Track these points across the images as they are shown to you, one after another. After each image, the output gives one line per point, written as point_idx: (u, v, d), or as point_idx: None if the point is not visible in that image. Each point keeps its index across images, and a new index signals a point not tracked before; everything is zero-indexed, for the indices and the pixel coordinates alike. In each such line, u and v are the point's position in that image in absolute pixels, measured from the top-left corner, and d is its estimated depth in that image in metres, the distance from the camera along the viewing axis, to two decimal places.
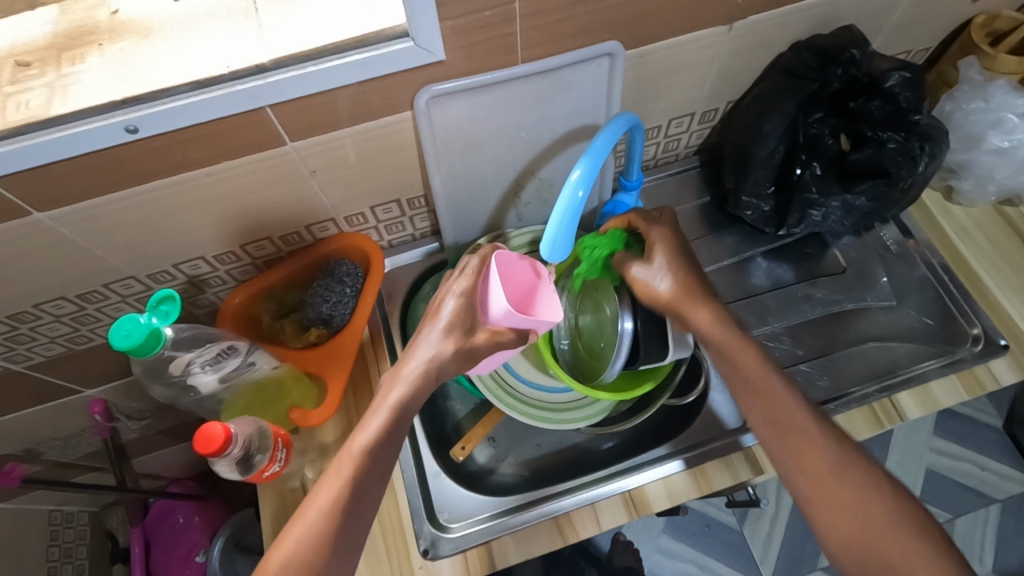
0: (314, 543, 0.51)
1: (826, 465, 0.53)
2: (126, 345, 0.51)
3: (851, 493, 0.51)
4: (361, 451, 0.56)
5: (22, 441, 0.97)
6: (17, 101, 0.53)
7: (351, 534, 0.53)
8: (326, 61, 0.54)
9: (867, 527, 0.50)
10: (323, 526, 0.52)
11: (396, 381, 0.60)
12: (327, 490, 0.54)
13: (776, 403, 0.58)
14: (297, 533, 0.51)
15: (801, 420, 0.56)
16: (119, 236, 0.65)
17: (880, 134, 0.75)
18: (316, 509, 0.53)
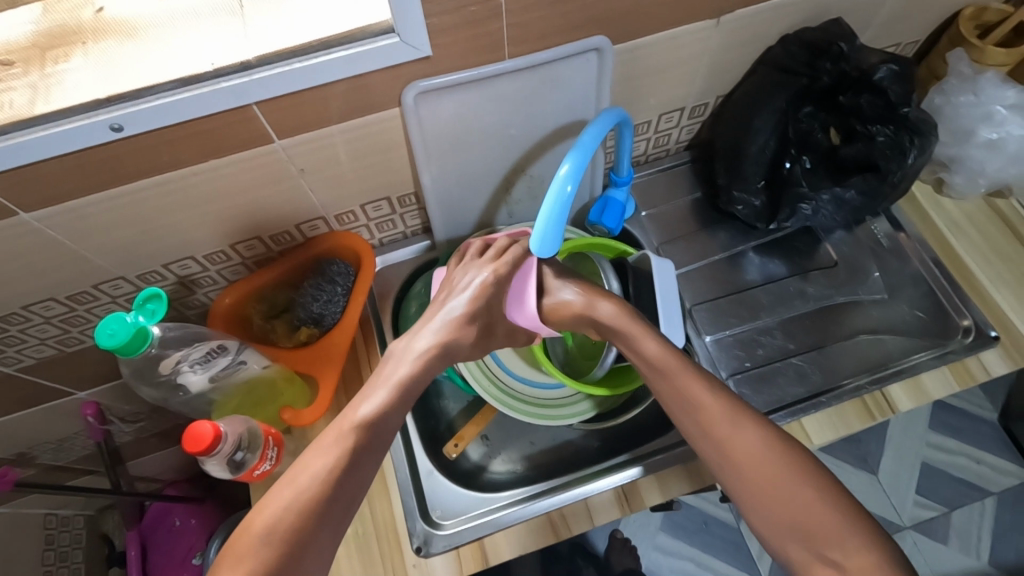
0: (306, 507, 0.50)
1: (751, 454, 0.54)
2: (113, 345, 0.51)
3: (777, 478, 0.52)
4: (363, 421, 0.56)
5: (14, 445, 0.96)
6: (1, 101, 0.53)
7: (342, 501, 0.52)
8: (311, 58, 0.54)
9: (795, 507, 0.51)
10: (316, 490, 0.50)
11: (408, 357, 0.63)
12: (323, 454, 0.53)
13: (700, 404, 0.58)
14: (289, 494, 0.50)
15: (719, 413, 0.57)
16: (107, 236, 0.65)
17: (870, 127, 0.76)
18: (310, 472, 0.52)
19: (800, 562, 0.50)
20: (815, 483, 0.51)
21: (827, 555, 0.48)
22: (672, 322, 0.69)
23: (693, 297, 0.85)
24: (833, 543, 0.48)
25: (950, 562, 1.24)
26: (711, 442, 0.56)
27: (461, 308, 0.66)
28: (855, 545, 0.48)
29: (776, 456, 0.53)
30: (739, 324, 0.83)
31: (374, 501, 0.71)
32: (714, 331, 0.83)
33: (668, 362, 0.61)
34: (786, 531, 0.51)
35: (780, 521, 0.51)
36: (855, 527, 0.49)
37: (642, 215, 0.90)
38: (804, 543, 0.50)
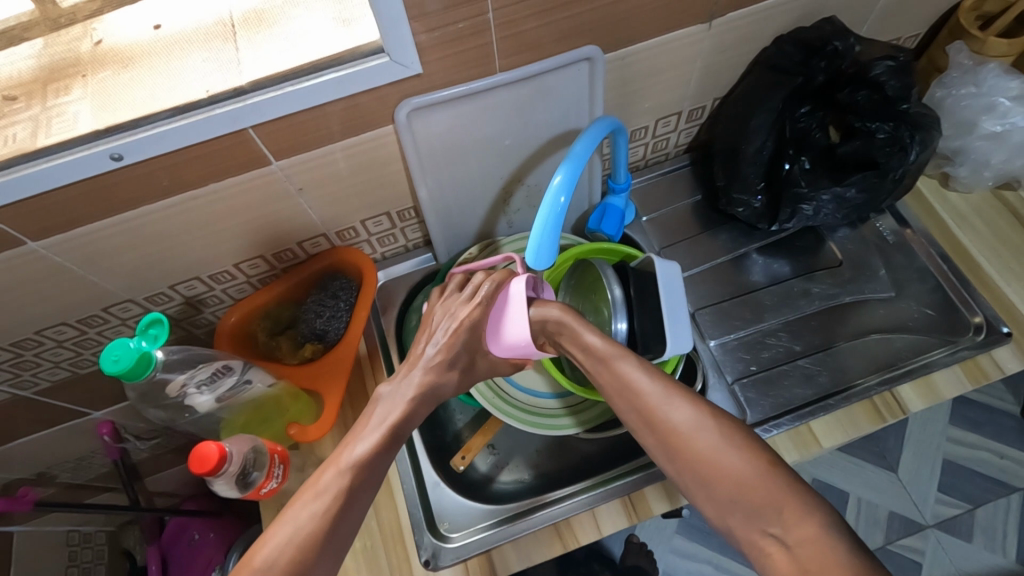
0: (306, 543, 0.50)
1: (697, 440, 0.53)
2: (116, 371, 0.51)
3: (719, 461, 0.51)
4: (358, 462, 0.56)
5: (34, 465, 0.99)
6: (4, 135, 0.54)
7: (340, 535, 0.52)
8: (303, 80, 0.55)
9: (732, 483, 0.50)
10: (314, 527, 0.51)
11: (397, 399, 0.62)
12: (319, 488, 0.54)
13: (642, 395, 0.57)
14: (290, 528, 0.50)
15: (652, 389, 0.57)
16: (113, 260, 0.66)
17: (869, 124, 0.74)
18: (309, 511, 0.52)
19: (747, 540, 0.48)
20: (748, 454, 0.51)
21: (771, 530, 0.47)
22: (677, 324, 0.68)
23: (698, 300, 0.85)
24: (773, 517, 0.47)
25: (975, 560, 1.22)
26: (658, 431, 0.56)
27: (432, 351, 0.65)
28: (794, 518, 0.46)
29: (707, 429, 0.53)
30: (744, 327, 0.83)
31: (381, 512, 0.72)
32: (718, 335, 0.82)
33: (614, 352, 0.60)
34: (733, 510, 0.49)
35: (726, 498, 0.50)
36: (796, 498, 0.47)
37: (643, 220, 0.90)
38: (749, 518, 0.48)
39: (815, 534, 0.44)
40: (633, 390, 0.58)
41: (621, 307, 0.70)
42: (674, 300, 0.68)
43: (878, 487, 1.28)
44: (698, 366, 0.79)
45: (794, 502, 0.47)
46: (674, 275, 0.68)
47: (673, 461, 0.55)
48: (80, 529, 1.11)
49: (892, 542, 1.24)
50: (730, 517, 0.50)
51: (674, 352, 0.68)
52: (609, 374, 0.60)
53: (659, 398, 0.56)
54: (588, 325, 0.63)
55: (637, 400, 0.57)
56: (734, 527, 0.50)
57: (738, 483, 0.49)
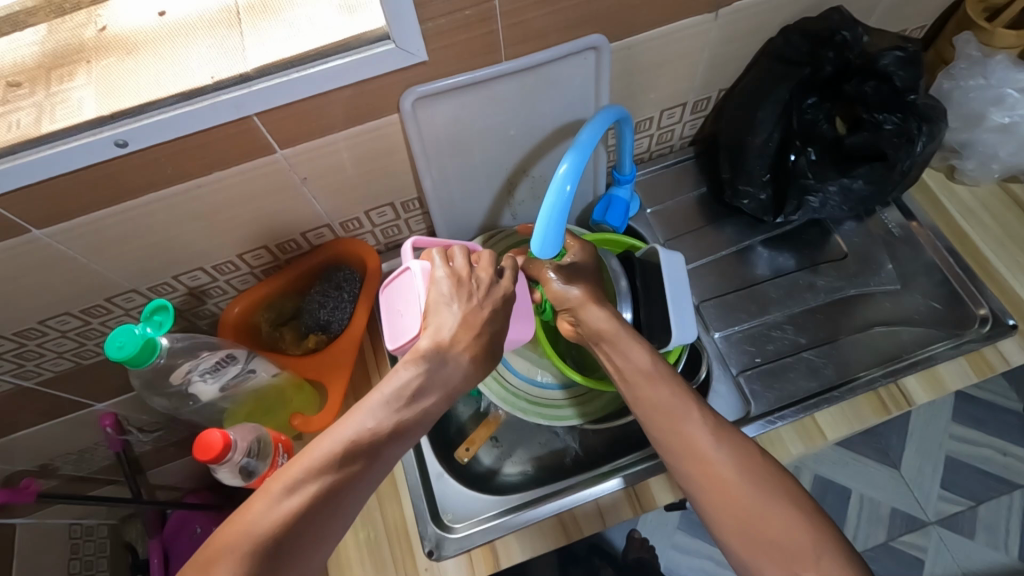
0: (300, 522, 0.44)
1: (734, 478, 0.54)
2: (121, 357, 0.51)
3: (759, 502, 0.52)
4: (370, 437, 0.48)
5: (36, 457, 0.99)
6: (8, 121, 0.54)
7: (337, 519, 0.46)
8: (308, 67, 0.55)
9: (775, 525, 0.51)
10: (312, 504, 0.45)
11: (434, 377, 0.53)
12: (322, 457, 0.46)
13: (680, 421, 0.58)
14: (290, 498, 0.45)
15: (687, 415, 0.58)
16: (116, 250, 0.66)
17: (876, 115, 0.74)
18: (310, 479, 0.46)
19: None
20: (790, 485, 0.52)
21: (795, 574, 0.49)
22: (682, 318, 0.67)
23: (702, 293, 0.85)
24: (812, 562, 0.48)
25: (978, 557, 1.21)
26: (692, 459, 0.56)
27: (460, 312, 0.57)
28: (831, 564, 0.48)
29: (748, 471, 0.54)
30: (748, 320, 0.82)
31: (386, 504, 0.72)
32: (723, 328, 0.82)
33: (659, 374, 0.61)
34: (766, 551, 0.50)
35: (760, 539, 0.51)
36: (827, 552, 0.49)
37: (647, 212, 0.90)
38: (782, 560, 0.49)
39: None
40: (675, 416, 0.58)
41: (627, 297, 0.73)
42: (680, 291, 0.68)
43: (880, 484, 1.28)
44: (703, 357, 0.79)
45: (833, 551, 0.49)
46: (677, 265, 0.68)
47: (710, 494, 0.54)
48: (82, 521, 1.15)
49: (894, 539, 1.24)
50: (761, 558, 0.50)
51: (679, 342, 0.67)
52: (648, 393, 0.61)
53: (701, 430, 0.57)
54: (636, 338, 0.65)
55: (677, 425, 0.58)
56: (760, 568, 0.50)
57: (783, 526, 0.50)
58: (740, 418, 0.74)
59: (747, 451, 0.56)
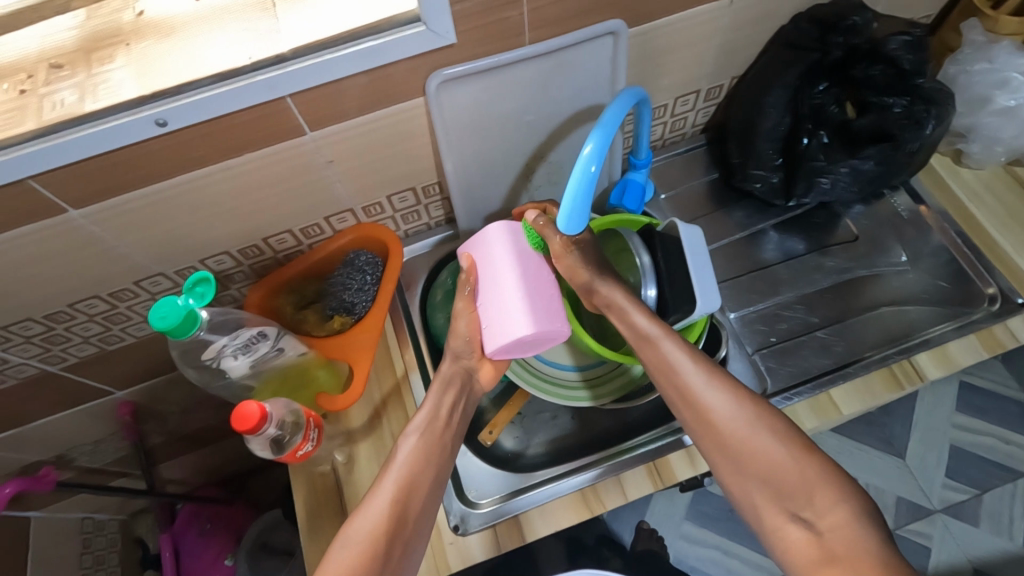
0: (377, 531, 0.57)
1: (732, 424, 0.59)
2: (164, 327, 0.53)
3: (753, 443, 0.58)
4: (410, 459, 0.63)
5: (55, 446, 0.99)
6: (51, 101, 0.56)
7: (405, 525, 0.60)
8: (340, 48, 0.57)
9: (771, 461, 0.56)
10: (385, 514, 0.59)
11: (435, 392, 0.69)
12: (383, 495, 0.60)
13: (680, 373, 0.62)
14: (359, 526, 0.58)
15: (687, 371, 0.62)
16: (148, 231, 0.68)
17: (885, 99, 0.76)
18: (379, 504, 0.59)
19: (774, 525, 0.55)
20: (791, 440, 0.57)
21: (802, 515, 0.53)
22: (705, 287, 0.69)
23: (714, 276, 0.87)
24: (806, 503, 0.53)
25: (982, 544, 1.23)
26: (694, 409, 0.61)
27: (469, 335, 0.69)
28: (827, 504, 0.53)
29: (746, 407, 0.59)
30: (761, 300, 0.84)
31: None
32: (737, 309, 0.84)
33: (657, 333, 0.65)
34: (762, 491, 0.56)
35: (755, 478, 0.57)
36: (826, 484, 0.54)
37: (661, 198, 0.92)
38: (780, 502, 0.55)
39: (845, 522, 0.51)
40: (673, 368, 0.63)
41: (650, 274, 0.75)
42: (700, 260, 0.70)
43: (885, 472, 1.30)
44: (721, 333, 0.80)
45: (829, 489, 0.53)
46: (697, 235, 0.71)
47: (716, 444, 0.59)
48: (95, 515, 1.15)
49: (900, 527, 1.25)
50: (759, 499, 0.56)
51: (701, 312, 0.69)
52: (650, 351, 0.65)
53: (696, 385, 0.61)
54: (636, 303, 0.68)
55: (673, 375, 0.63)
56: (761, 510, 0.56)
57: (775, 467, 0.56)
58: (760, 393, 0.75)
59: (741, 392, 0.61)
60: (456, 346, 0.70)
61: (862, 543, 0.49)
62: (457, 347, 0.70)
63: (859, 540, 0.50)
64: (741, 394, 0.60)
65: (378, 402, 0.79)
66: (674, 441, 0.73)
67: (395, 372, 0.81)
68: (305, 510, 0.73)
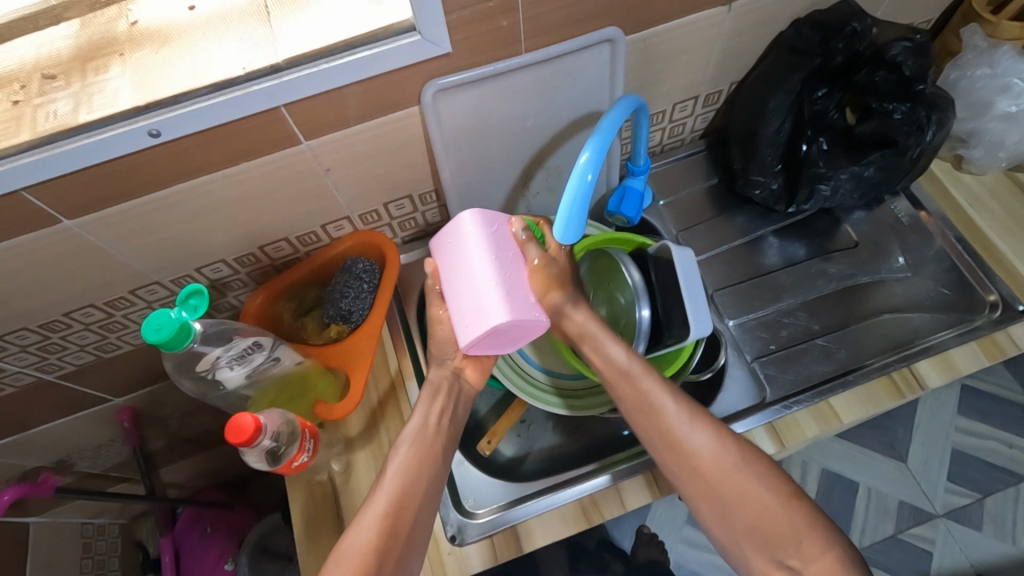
0: (372, 542, 0.57)
1: (717, 470, 0.59)
2: (158, 339, 0.53)
3: (736, 490, 0.58)
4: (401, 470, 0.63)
5: (54, 453, 0.99)
6: (45, 111, 0.55)
7: (402, 532, 0.60)
8: (336, 58, 0.56)
9: (755, 511, 0.56)
10: (378, 524, 0.59)
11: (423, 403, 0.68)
12: (376, 505, 0.60)
13: (661, 413, 0.62)
14: (353, 537, 0.58)
15: (669, 414, 0.62)
16: (144, 240, 0.67)
17: (885, 104, 0.75)
18: (372, 516, 0.59)
19: (759, 568, 0.56)
20: (777, 489, 0.57)
21: (787, 562, 0.54)
22: (698, 307, 0.69)
23: (714, 282, 0.86)
24: (792, 549, 0.54)
25: (984, 548, 1.22)
26: (675, 453, 0.61)
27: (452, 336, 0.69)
28: (815, 552, 0.53)
29: (729, 453, 0.59)
30: (762, 307, 0.84)
31: None
32: (737, 316, 0.83)
33: (635, 370, 0.65)
34: (748, 537, 0.57)
35: (739, 524, 0.57)
36: (813, 533, 0.54)
37: (660, 203, 0.91)
38: (765, 549, 0.56)
39: (833, 568, 0.52)
40: (655, 411, 0.62)
41: (642, 293, 0.75)
42: (693, 281, 0.70)
43: (887, 477, 1.29)
44: (720, 340, 0.80)
45: (816, 538, 0.54)
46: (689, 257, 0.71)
47: (699, 489, 0.59)
48: (94, 521, 1.15)
49: (902, 532, 1.25)
50: (744, 544, 0.57)
51: (696, 336, 0.69)
52: (630, 392, 0.64)
53: (679, 429, 0.61)
54: (614, 335, 0.68)
55: (655, 418, 0.62)
56: (747, 553, 0.57)
57: (759, 513, 0.56)
58: (754, 403, 0.75)
59: (725, 437, 0.60)
60: (438, 352, 0.70)
61: None
62: (442, 351, 0.69)
63: None
64: (723, 438, 0.60)
65: (376, 410, 0.79)
66: None
67: (393, 380, 0.80)
68: (303, 517, 0.72)
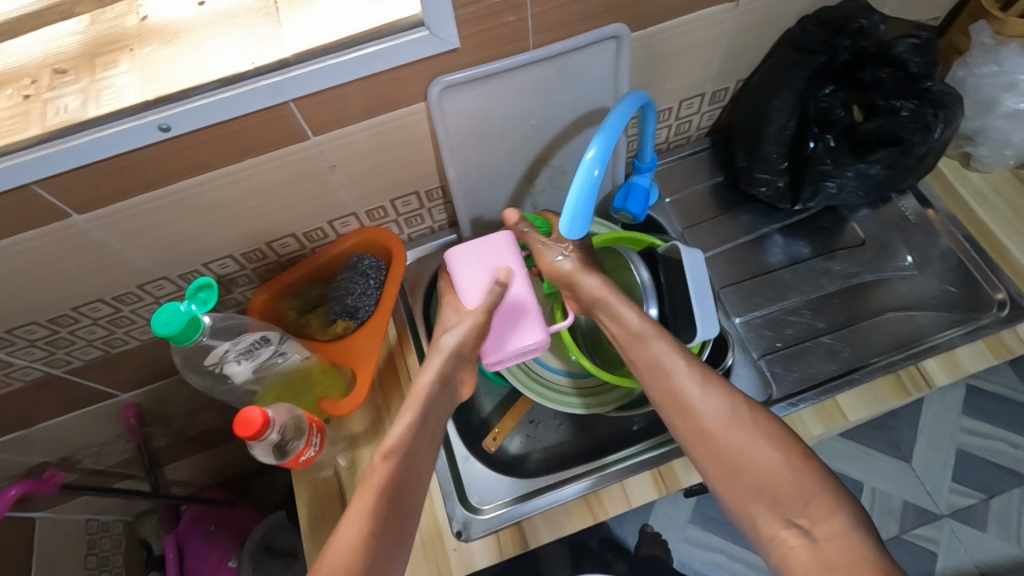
0: (358, 549, 0.53)
1: (725, 429, 0.57)
2: (167, 333, 0.53)
3: (744, 447, 0.56)
4: (388, 472, 0.59)
5: (60, 449, 1.00)
6: (55, 106, 0.56)
7: (390, 539, 0.55)
8: (343, 54, 0.56)
9: (761, 469, 0.55)
10: (363, 533, 0.54)
11: (414, 401, 0.64)
12: (363, 506, 0.56)
13: (671, 373, 0.62)
14: (344, 542, 0.54)
15: (678, 373, 0.61)
16: (151, 235, 0.68)
17: (893, 102, 0.76)
18: (358, 522, 0.55)
19: (767, 530, 0.53)
20: (787, 450, 0.55)
21: (796, 521, 0.52)
22: (707, 316, 0.70)
23: (719, 280, 0.86)
24: (801, 509, 0.52)
25: (989, 549, 1.22)
26: (682, 409, 0.60)
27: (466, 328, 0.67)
28: (822, 514, 0.51)
29: (738, 414, 0.58)
30: (766, 305, 0.84)
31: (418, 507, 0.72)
32: (742, 313, 0.84)
33: (648, 333, 0.65)
34: (754, 498, 0.54)
35: (746, 485, 0.55)
36: (824, 494, 0.52)
37: (666, 202, 0.91)
38: (774, 510, 0.53)
39: (840, 532, 0.50)
40: (666, 370, 0.62)
41: (650, 291, 0.74)
42: (701, 288, 0.71)
43: (891, 476, 1.29)
44: (727, 340, 0.79)
45: (826, 499, 0.52)
46: (700, 261, 0.71)
47: (704, 446, 0.58)
48: (99, 517, 1.15)
49: (906, 532, 1.24)
50: (751, 506, 0.54)
51: (702, 338, 0.70)
52: (642, 353, 0.64)
53: (688, 389, 0.60)
54: (628, 301, 0.68)
55: (665, 376, 0.62)
56: (755, 517, 0.54)
57: (768, 471, 0.54)
58: (765, 399, 0.75)
59: (734, 399, 0.59)
60: (456, 347, 0.66)
61: (860, 553, 0.48)
62: (460, 348, 0.66)
63: (855, 546, 0.48)
64: (733, 396, 0.59)
65: (381, 407, 0.79)
66: (675, 449, 0.72)
67: (398, 377, 0.81)
68: (308, 516, 0.72)
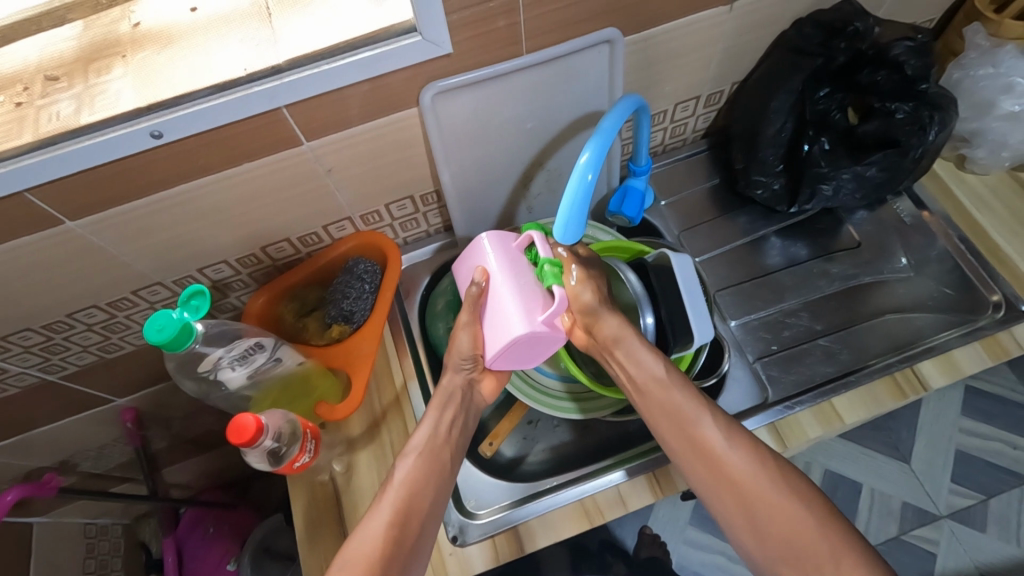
0: (382, 540, 0.57)
1: (751, 485, 0.58)
2: (160, 340, 0.53)
3: (771, 504, 0.56)
4: (409, 474, 0.62)
5: (57, 454, 1.00)
6: (48, 113, 0.56)
7: (413, 531, 0.59)
8: (337, 59, 0.56)
9: (789, 529, 0.55)
10: (388, 529, 0.58)
11: (434, 406, 0.68)
12: (385, 504, 0.60)
13: (693, 425, 0.62)
14: (368, 535, 0.57)
15: (700, 427, 0.61)
16: (146, 241, 0.68)
17: (888, 104, 0.75)
18: (380, 518, 0.58)
19: None
20: (813, 509, 0.55)
21: None
22: (702, 322, 0.71)
23: (716, 282, 0.86)
24: (830, 572, 0.52)
25: (990, 550, 1.21)
26: (707, 462, 0.60)
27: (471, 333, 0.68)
28: (853, 575, 0.51)
29: (763, 471, 0.58)
30: (764, 308, 0.84)
31: None
32: (739, 316, 0.83)
33: (669, 379, 0.65)
34: (782, 557, 0.55)
35: (775, 543, 0.55)
36: (852, 553, 0.52)
37: (662, 204, 0.91)
38: (800, 570, 0.54)
39: None
40: (688, 421, 0.62)
41: (645, 301, 0.73)
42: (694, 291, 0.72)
43: (891, 478, 1.28)
44: (722, 345, 0.79)
45: (855, 558, 0.52)
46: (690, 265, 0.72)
47: (730, 501, 0.59)
48: (97, 521, 1.15)
49: (905, 533, 1.24)
50: (778, 566, 0.55)
51: (699, 343, 0.71)
52: (663, 399, 0.64)
53: (711, 443, 0.61)
54: (645, 343, 0.67)
55: (687, 428, 0.62)
56: (780, 573, 0.55)
57: (794, 529, 0.55)
58: (759, 402, 0.75)
59: (760, 452, 0.59)
60: (458, 358, 0.69)
61: None
62: (463, 351, 0.68)
63: None
64: (757, 450, 0.59)
65: (377, 411, 0.79)
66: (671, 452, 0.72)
67: (394, 381, 0.81)
68: (304, 520, 0.72)
